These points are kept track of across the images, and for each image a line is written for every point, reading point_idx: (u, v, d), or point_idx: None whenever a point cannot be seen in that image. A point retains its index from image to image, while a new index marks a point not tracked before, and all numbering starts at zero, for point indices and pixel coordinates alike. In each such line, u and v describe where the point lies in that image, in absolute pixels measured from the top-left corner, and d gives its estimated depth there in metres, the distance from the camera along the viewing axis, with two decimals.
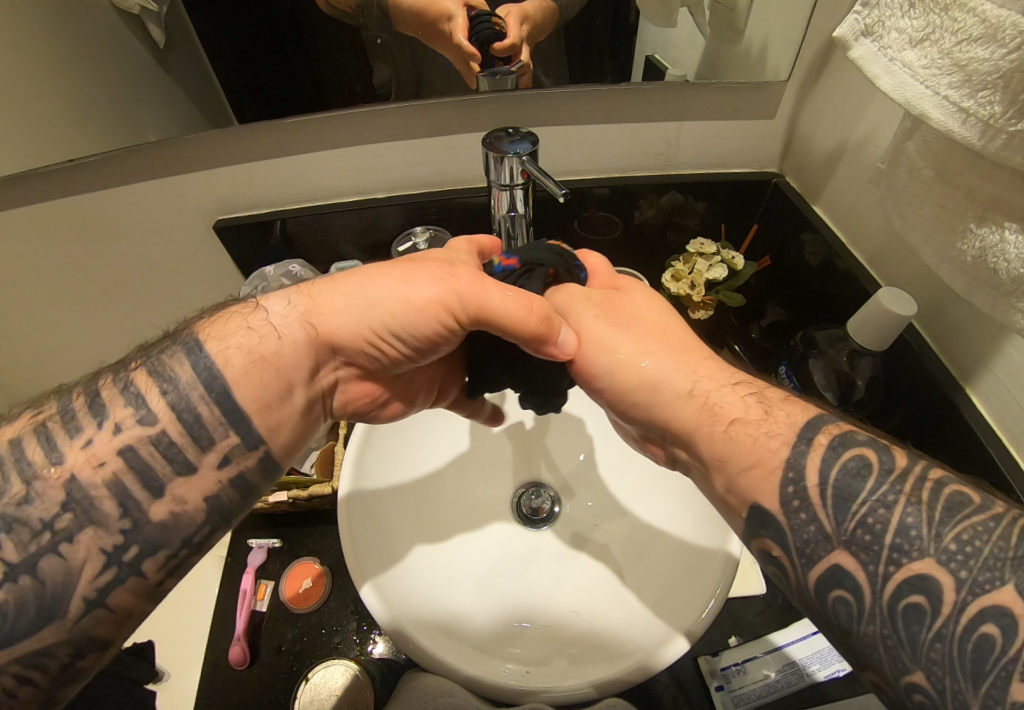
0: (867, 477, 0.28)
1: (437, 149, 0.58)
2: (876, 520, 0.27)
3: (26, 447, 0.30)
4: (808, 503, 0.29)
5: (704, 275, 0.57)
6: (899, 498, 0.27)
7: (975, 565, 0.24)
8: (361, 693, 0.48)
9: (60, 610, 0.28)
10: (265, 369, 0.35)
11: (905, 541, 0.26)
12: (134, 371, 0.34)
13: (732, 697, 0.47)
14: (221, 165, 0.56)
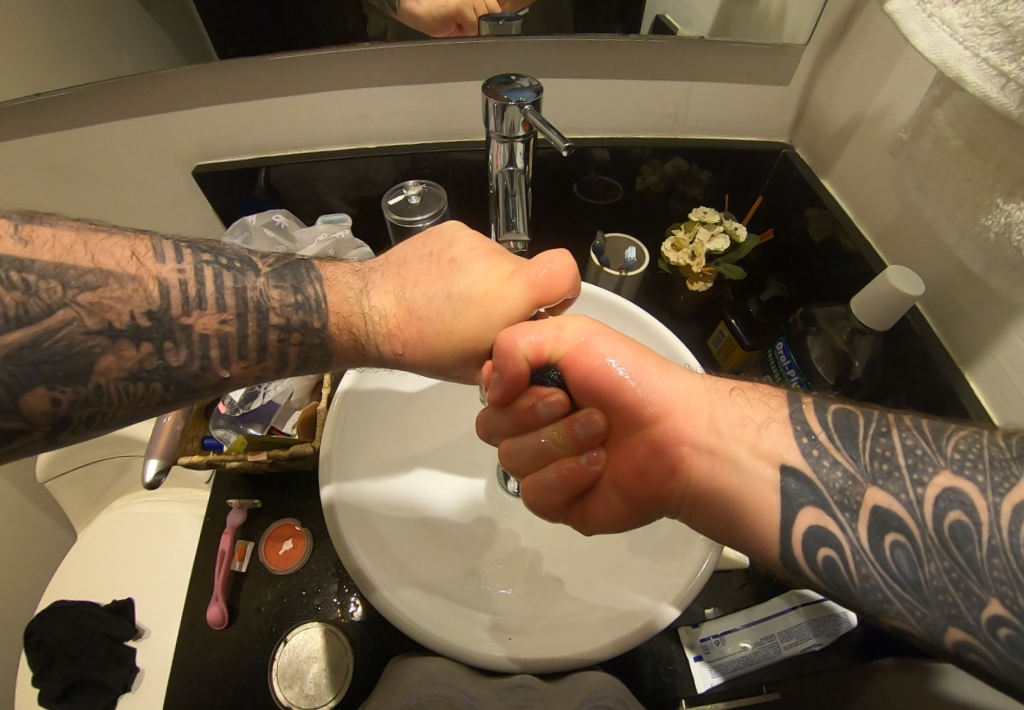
0: (920, 438, 0.28)
1: (431, 98, 0.54)
2: (910, 443, 0.28)
3: (177, 293, 0.31)
4: (855, 445, 0.29)
5: (705, 245, 0.54)
6: (892, 426, 0.29)
7: (984, 466, 0.26)
8: (339, 657, 0.46)
9: (123, 417, 0.31)
10: (355, 341, 0.39)
11: (917, 459, 0.27)
12: (298, 343, 0.36)
13: (710, 667, 0.48)
14: (200, 106, 0.52)
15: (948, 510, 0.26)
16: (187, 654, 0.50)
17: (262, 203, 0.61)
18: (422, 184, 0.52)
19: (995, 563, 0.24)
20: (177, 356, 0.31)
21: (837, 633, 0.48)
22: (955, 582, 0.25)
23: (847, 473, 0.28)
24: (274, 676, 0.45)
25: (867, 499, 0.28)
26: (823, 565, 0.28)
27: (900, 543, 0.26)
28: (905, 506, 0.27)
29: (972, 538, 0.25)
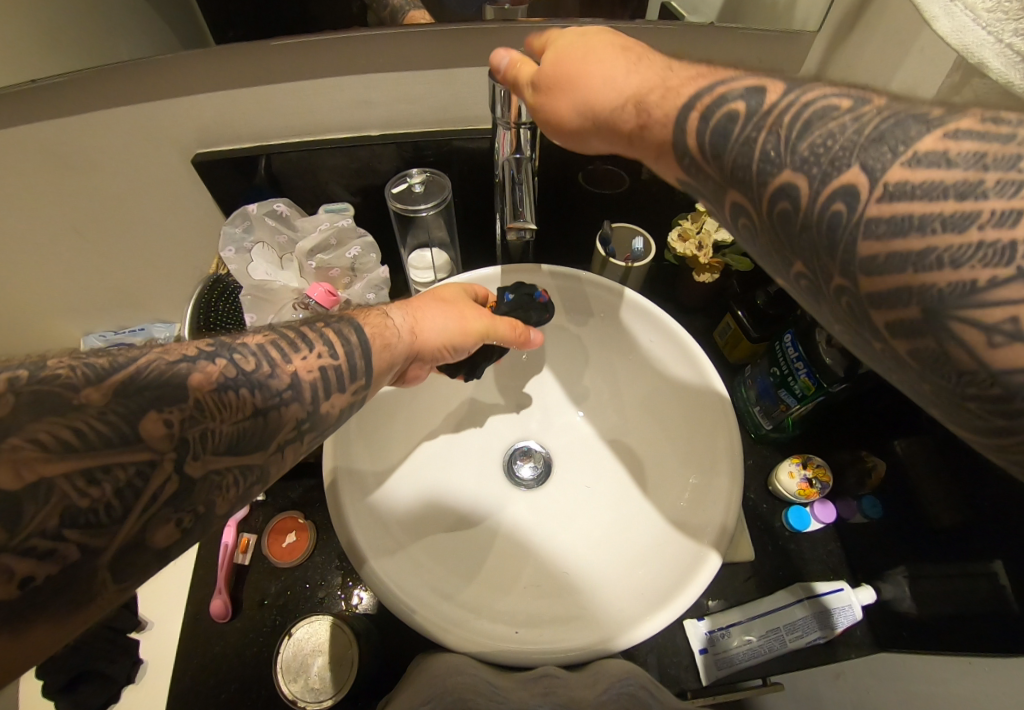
0: (732, 129, 0.26)
1: (434, 84, 0.53)
2: (744, 161, 0.25)
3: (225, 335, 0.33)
4: (778, 129, 0.24)
5: (712, 235, 0.53)
6: (761, 133, 0.24)
7: (825, 160, 0.22)
8: (344, 650, 0.46)
9: (236, 445, 0.29)
10: (387, 353, 0.39)
11: (766, 166, 0.24)
12: (325, 325, 0.37)
13: (716, 660, 0.48)
14: (198, 92, 0.51)
15: (827, 200, 0.21)
16: (192, 645, 0.50)
17: (263, 192, 0.60)
18: (425, 173, 0.51)
19: (808, 234, 0.23)
20: (248, 364, 0.31)
21: (839, 627, 0.47)
22: (790, 252, 0.24)
23: (729, 161, 0.26)
24: (279, 670, 0.45)
25: (740, 151, 0.25)
26: (744, 232, 0.27)
27: (773, 221, 0.24)
28: (753, 201, 0.25)
29: (839, 225, 0.21)
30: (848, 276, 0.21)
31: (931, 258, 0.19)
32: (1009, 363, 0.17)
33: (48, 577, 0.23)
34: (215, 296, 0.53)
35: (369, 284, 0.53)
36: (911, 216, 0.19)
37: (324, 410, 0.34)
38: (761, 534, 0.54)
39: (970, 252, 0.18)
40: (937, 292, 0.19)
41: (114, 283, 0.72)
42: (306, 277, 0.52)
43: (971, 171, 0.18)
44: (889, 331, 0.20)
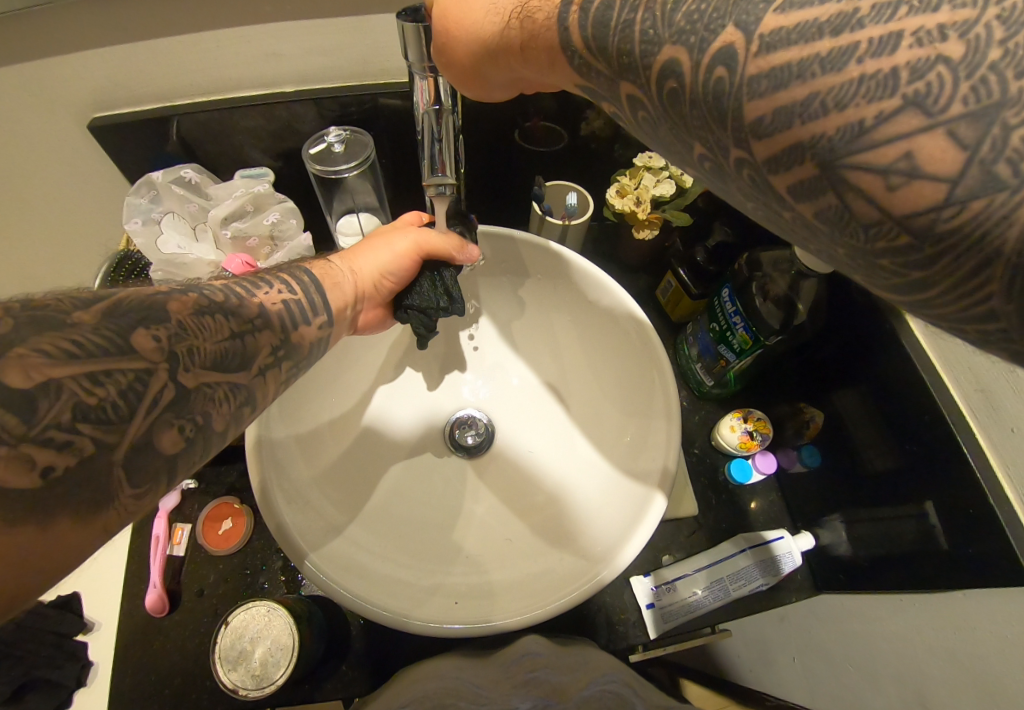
0: (613, 13, 0.24)
1: (350, 34, 0.48)
2: (626, 39, 0.24)
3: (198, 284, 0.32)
4: (654, 5, 0.23)
5: (650, 190, 0.52)
6: (636, 13, 0.23)
7: (698, 25, 0.21)
8: (285, 635, 0.44)
9: (227, 363, 0.29)
10: (341, 294, 0.39)
11: (647, 41, 0.23)
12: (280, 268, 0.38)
13: (662, 613, 0.48)
14: (85, 48, 0.45)
15: (709, 66, 0.20)
16: (125, 640, 0.48)
17: (175, 159, 0.55)
18: (345, 130, 0.48)
19: (698, 110, 0.22)
20: (218, 296, 0.31)
21: (782, 572, 0.50)
22: (688, 135, 0.23)
23: (613, 48, 0.25)
24: (217, 660, 0.43)
25: (620, 39, 0.24)
26: (644, 124, 0.26)
27: (666, 103, 0.23)
28: (643, 86, 0.24)
29: (723, 90, 0.20)
30: (745, 146, 0.21)
31: (815, 103, 0.18)
32: (907, 205, 0.17)
33: (69, 482, 0.22)
34: (123, 275, 0.49)
35: (290, 253, 0.49)
36: (790, 65, 0.18)
37: (296, 338, 0.35)
38: (706, 488, 0.55)
39: (853, 87, 0.17)
40: (826, 140, 0.18)
41: (17, 264, 0.66)
42: (223, 249, 0.49)
43: (844, 3, 0.17)
44: (792, 194, 0.20)
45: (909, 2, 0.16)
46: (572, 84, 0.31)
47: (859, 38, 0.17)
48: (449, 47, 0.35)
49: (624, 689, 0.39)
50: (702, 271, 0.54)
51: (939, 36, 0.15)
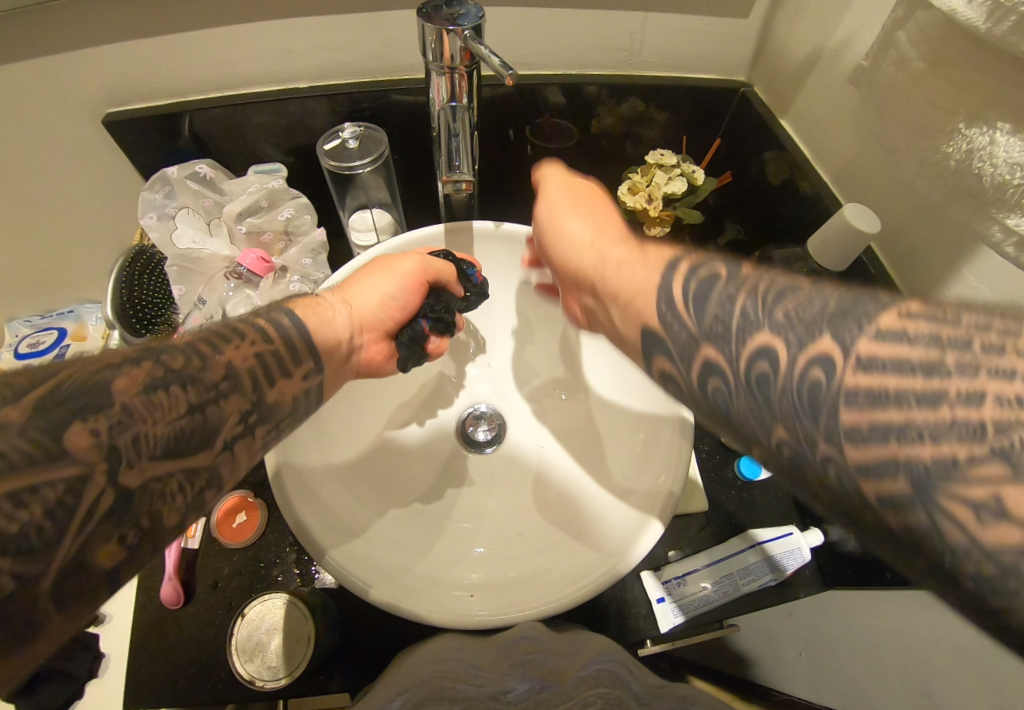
0: (713, 288, 0.26)
1: (363, 29, 0.48)
2: (720, 318, 0.25)
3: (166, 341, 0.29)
4: (681, 315, 0.27)
5: (662, 188, 0.52)
6: (740, 294, 0.25)
7: (791, 329, 0.22)
8: (301, 627, 0.45)
9: (185, 448, 0.26)
10: (330, 334, 0.36)
11: (744, 322, 0.24)
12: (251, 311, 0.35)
13: (672, 607, 0.49)
14: (100, 43, 0.45)
15: (704, 321, 0.26)
16: (140, 630, 0.48)
17: (187, 154, 0.56)
18: (359, 126, 0.48)
19: (787, 397, 0.22)
20: (177, 361, 0.28)
21: (788, 570, 0.50)
22: (706, 360, 0.26)
23: (708, 320, 0.26)
24: (233, 650, 0.44)
25: (656, 327, 0.29)
26: (671, 395, 0.30)
27: (705, 391, 0.26)
28: (690, 335, 0.27)
29: (767, 382, 0.23)
30: (832, 443, 0.20)
31: (787, 327, 0.23)
32: (994, 540, 0.16)
33: (120, 501, 0.24)
34: (139, 271, 0.50)
35: (303, 248, 0.49)
36: (771, 329, 0.23)
37: (272, 398, 0.32)
38: (714, 485, 0.55)
39: (862, 393, 0.20)
40: (862, 431, 0.19)
41: (29, 258, 0.67)
42: (237, 244, 0.49)
43: (792, 313, 0.23)
44: (787, 371, 0.22)
45: (908, 343, 0.19)
46: (631, 350, 0.32)
47: (858, 352, 0.20)
48: (558, 234, 0.38)
49: (620, 668, 0.39)
50: None
51: (972, 378, 0.18)
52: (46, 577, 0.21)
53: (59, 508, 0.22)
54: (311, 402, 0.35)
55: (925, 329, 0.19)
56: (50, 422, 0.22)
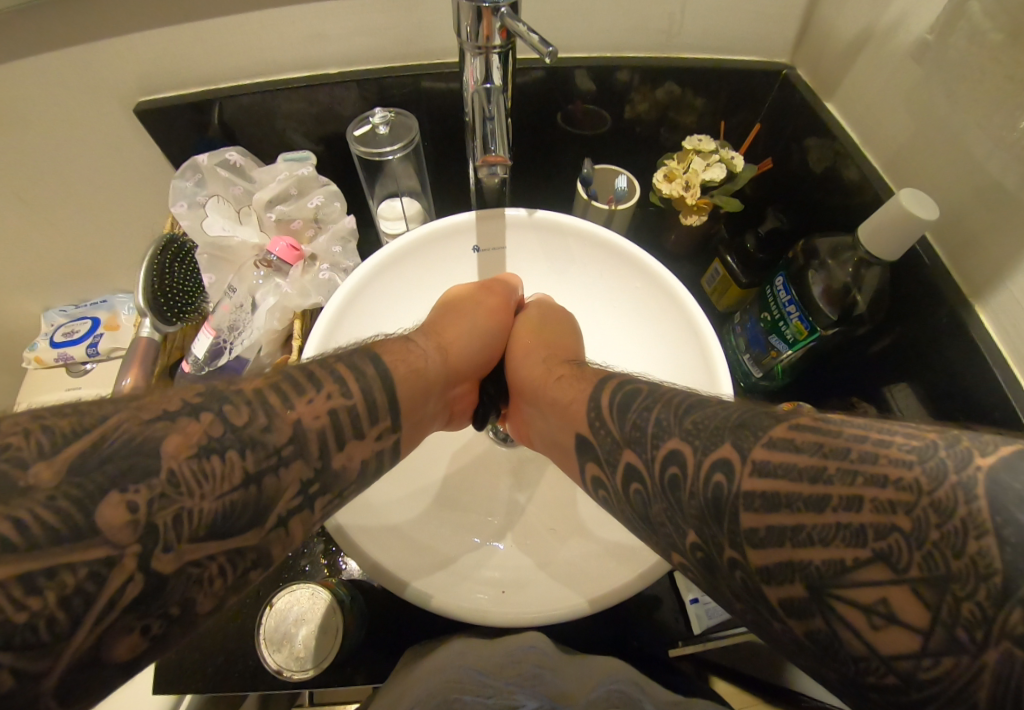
0: (636, 400, 0.31)
1: (394, 12, 0.47)
2: (642, 423, 0.29)
3: (242, 391, 0.28)
4: (608, 420, 0.31)
5: (700, 175, 0.50)
6: (657, 406, 0.29)
7: (698, 429, 0.26)
8: (330, 619, 0.45)
9: (230, 528, 0.24)
10: (417, 383, 0.37)
11: (660, 430, 0.27)
12: (333, 359, 0.34)
13: (706, 609, 0.48)
14: (131, 29, 0.45)
15: (637, 421, 0.29)
16: None
17: (217, 143, 0.56)
18: (389, 112, 0.47)
19: (695, 500, 0.24)
20: (239, 419, 0.26)
21: None
22: (642, 465, 0.28)
23: (630, 424, 0.29)
24: (262, 641, 0.44)
25: (586, 430, 0.33)
26: (603, 501, 0.32)
27: (628, 492, 0.29)
28: (615, 450, 0.30)
29: (679, 485, 0.25)
30: (737, 546, 0.22)
31: (711, 425, 0.25)
32: (891, 648, 0.17)
33: (245, 478, 0.25)
34: (166, 259, 0.50)
35: (334, 236, 0.49)
36: (695, 421, 0.26)
37: (334, 464, 0.30)
38: None
39: (757, 499, 0.21)
40: (760, 535, 0.21)
41: (64, 247, 0.67)
42: (267, 232, 0.49)
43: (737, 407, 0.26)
44: (712, 468, 0.23)
45: (796, 450, 0.21)
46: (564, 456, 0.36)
47: (753, 460, 0.22)
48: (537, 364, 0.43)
49: (630, 689, 0.37)
50: (752, 259, 0.54)
51: (850, 485, 0.19)
52: (180, 547, 0.22)
53: (187, 482, 0.23)
54: (383, 460, 0.34)
55: (813, 440, 0.21)
56: (167, 412, 0.25)
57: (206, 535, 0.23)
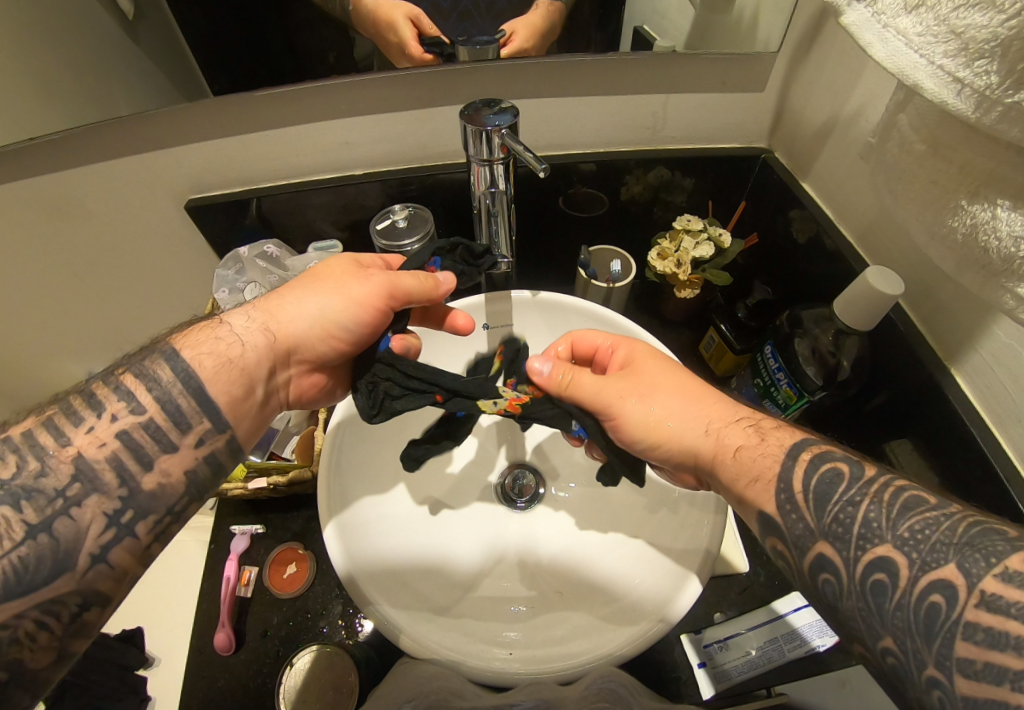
0: (838, 485, 0.31)
1: (412, 123, 0.55)
2: (845, 516, 0.30)
3: (35, 436, 0.31)
4: (799, 508, 0.32)
5: (690, 253, 0.55)
6: (864, 498, 0.29)
7: (924, 548, 0.26)
8: (345, 678, 0.48)
9: (27, 586, 0.28)
10: (233, 382, 0.37)
11: (868, 531, 0.28)
12: (124, 370, 0.35)
13: (715, 673, 0.48)
14: (187, 143, 0.53)
15: (832, 511, 0.30)
16: (195, 675, 0.51)
17: (255, 232, 0.62)
18: (408, 209, 0.53)
19: (900, 615, 0.26)
20: (8, 470, 0.29)
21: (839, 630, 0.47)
22: (833, 564, 0.29)
23: (830, 514, 0.30)
24: (281, 699, 0.47)
25: (773, 513, 0.33)
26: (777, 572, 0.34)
27: (815, 583, 0.31)
28: (806, 534, 0.31)
29: (884, 593, 0.27)
30: (942, 670, 0.24)
31: (918, 543, 0.26)
32: None
33: (28, 529, 0.29)
34: None
35: None
36: (907, 532, 0.27)
37: (147, 484, 0.33)
38: (755, 543, 0.54)
39: (980, 630, 0.23)
40: (975, 667, 0.23)
41: (114, 319, 0.74)
42: None
43: (948, 510, 0.27)
44: (930, 590, 0.25)
45: None
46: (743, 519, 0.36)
47: (982, 590, 0.23)
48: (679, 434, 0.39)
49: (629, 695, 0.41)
50: (743, 327, 0.58)
51: None
52: None
53: None
54: (218, 458, 0.37)
55: None
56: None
57: (2, 596, 0.28)
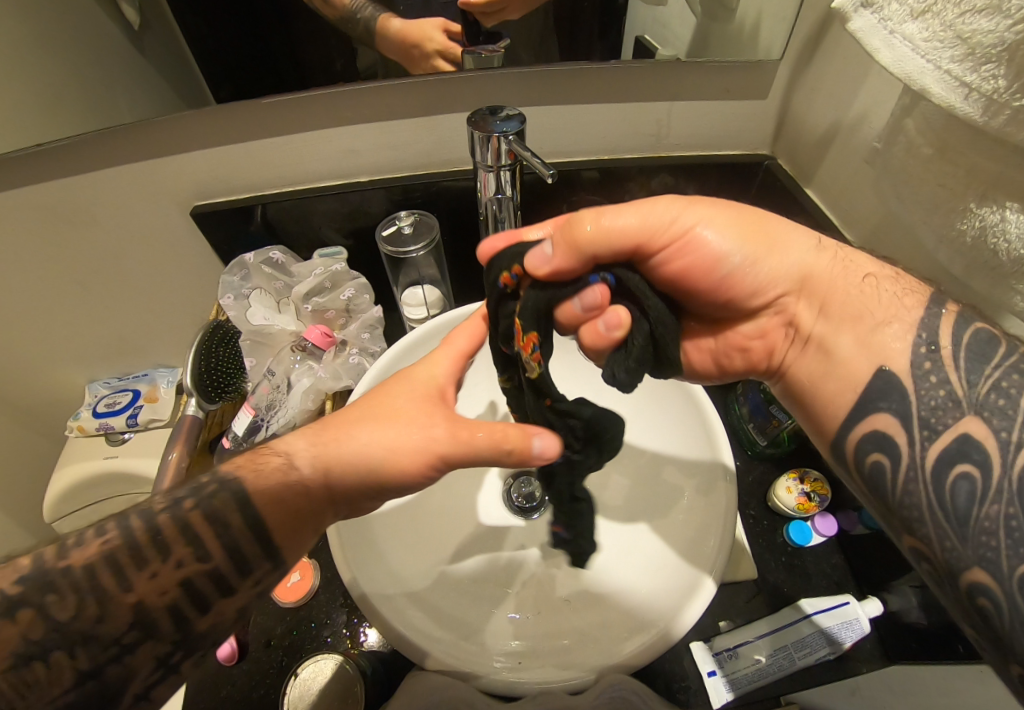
0: (998, 348, 0.30)
1: (417, 130, 0.55)
2: (1008, 384, 0.29)
3: (100, 571, 0.27)
4: (944, 366, 0.31)
5: None
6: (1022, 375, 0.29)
7: None
8: (351, 690, 0.47)
9: None
10: (289, 517, 0.32)
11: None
12: (215, 489, 0.31)
13: (724, 682, 0.47)
14: (192, 149, 0.53)
15: (986, 394, 0.29)
16: (196, 685, 0.50)
17: (259, 239, 0.63)
18: (414, 216, 0.54)
19: None
20: (69, 611, 0.26)
21: (846, 641, 0.47)
22: (979, 450, 0.28)
23: (984, 388, 0.29)
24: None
25: (904, 373, 0.32)
26: (871, 468, 0.33)
27: (941, 475, 0.29)
28: (954, 410, 0.30)
29: None
30: None
31: None
32: None
33: (79, 680, 0.25)
34: (215, 343, 0.56)
35: (363, 325, 0.55)
36: None
37: (201, 624, 0.29)
38: (763, 550, 0.54)
39: None
40: None
41: (117, 326, 0.74)
42: (303, 320, 0.54)
43: None
44: None
45: None
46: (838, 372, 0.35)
47: None
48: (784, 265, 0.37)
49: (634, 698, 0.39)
50: None
51: None
52: None
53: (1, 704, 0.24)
54: (265, 593, 0.32)
55: None
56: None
57: None
